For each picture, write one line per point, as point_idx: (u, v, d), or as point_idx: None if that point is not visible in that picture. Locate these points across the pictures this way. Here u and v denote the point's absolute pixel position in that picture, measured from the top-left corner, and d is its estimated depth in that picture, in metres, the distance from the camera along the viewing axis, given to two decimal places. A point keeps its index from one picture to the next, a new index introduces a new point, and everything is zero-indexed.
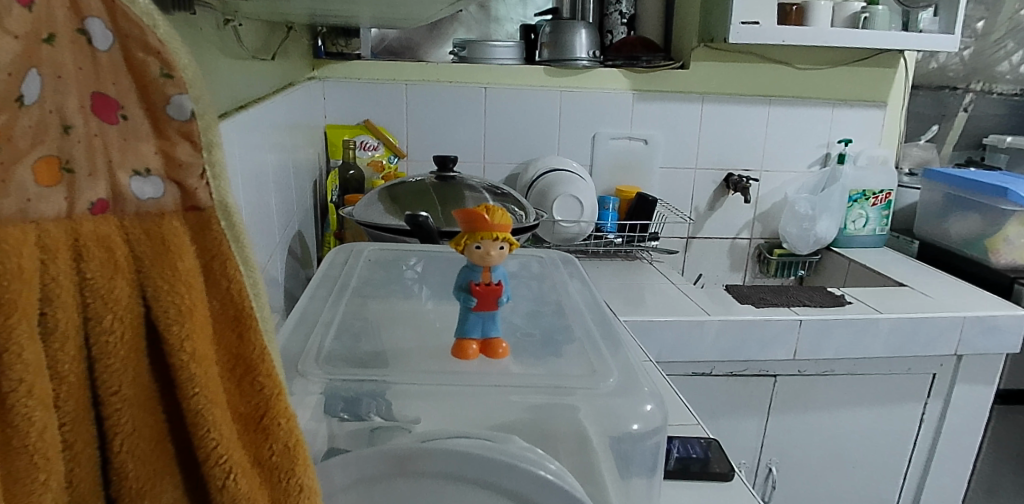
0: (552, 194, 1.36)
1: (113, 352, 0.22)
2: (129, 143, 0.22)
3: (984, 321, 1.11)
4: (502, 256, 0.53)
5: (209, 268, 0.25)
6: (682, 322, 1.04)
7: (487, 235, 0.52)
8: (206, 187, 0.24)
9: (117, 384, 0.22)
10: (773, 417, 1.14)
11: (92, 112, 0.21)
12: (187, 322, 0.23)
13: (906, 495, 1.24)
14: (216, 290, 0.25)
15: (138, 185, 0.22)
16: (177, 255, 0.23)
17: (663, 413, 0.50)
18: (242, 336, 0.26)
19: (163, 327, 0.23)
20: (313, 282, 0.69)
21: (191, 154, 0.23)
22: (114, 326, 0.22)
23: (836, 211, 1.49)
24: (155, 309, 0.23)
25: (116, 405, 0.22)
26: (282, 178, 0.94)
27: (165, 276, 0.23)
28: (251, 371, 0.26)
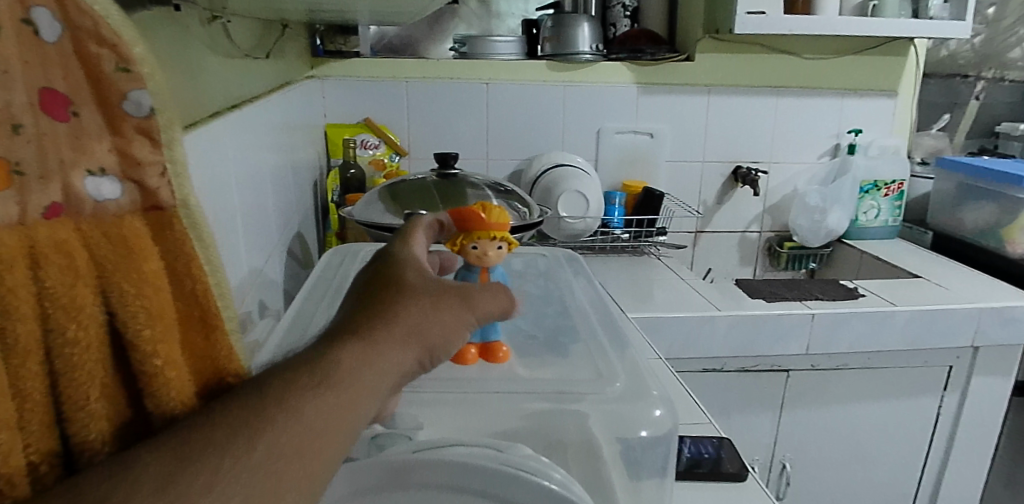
0: (557, 190, 1.34)
1: (81, 365, 0.21)
2: (81, 141, 0.21)
3: (1002, 312, 1.08)
4: (498, 257, 0.51)
5: (173, 269, 0.25)
6: (692, 318, 1.02)
7: (483, 234, 0.50)
8: (169, 186, 0.24)
9: (86, 397, 0.21)
10: (787, 412, 1.12)
11: (42, 109, 0.20)
12: (156, 326, 0.23)
13: (924, 490, 1.21)
14: (181, 291, 0.25)
15: (94, 185, 0.21)
16: (142, 258, 0.23)
17: (673, 418, 0.48)
18: (209, 337, 0.27)
19: (132, 332, 0.22)
20: (310, 285, 0.68)
21: (150, 152, 0.23)
22: (80, 337, 0.20)
23: (847, 202, 1.46)
24: (122, 314, 0.22)
25: (84, 420, 0.21)
26: (281, 179, 0.92)
27: (131, 280, 0.22)
28: (218, 373, 0.27)
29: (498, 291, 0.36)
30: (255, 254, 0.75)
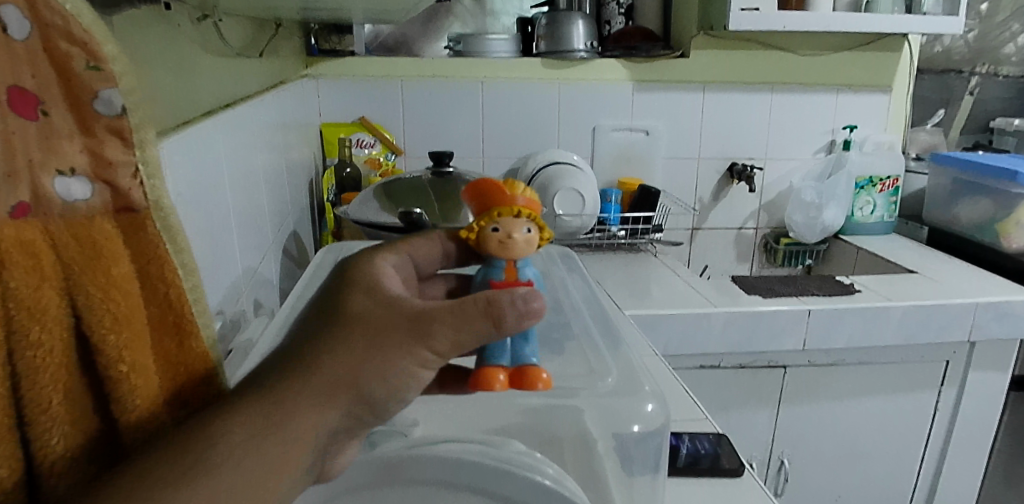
0: (553, 188, 1.34)
1: (44, 368, 0.21)
2: (51, 141, 0.21)
3: (998, 307, 1.09)
4: (530, 245, 0.40)
5: (146, 273, 0.24)
6: (688, 315, 1.02)
7: (506, 211, 0.40)
8: (141, 187, 0.23)
9: (48, 401, 0.21)
10: (784, 408, 1.12)
11: (11, 107, 0.19)
12: (124, 333, 0.23)
13: (922, 485, 1.21)
14: (154, 297, 0.24)
15: (62, 186, 0.21)
16: (110, 261, 0.23)
17: (666, 412, 0.48)
18: (182, 342, 0.26)
19: (99, 338, 0.22)
20: (302, 283, 0.68)
21: (121, 152, 0.22)
22: (43, 339, 0.21)
23: (843, 198, 1.46)
24: (89, 319, 0.22)
25: (45, 424, 0.21)
26: (275, 178, 0.92)
27: (98, 284, 0.22)
28: (194, 378, 0.26)
29: (495, 301, 0.29)
30: (249, 254, 0.74)
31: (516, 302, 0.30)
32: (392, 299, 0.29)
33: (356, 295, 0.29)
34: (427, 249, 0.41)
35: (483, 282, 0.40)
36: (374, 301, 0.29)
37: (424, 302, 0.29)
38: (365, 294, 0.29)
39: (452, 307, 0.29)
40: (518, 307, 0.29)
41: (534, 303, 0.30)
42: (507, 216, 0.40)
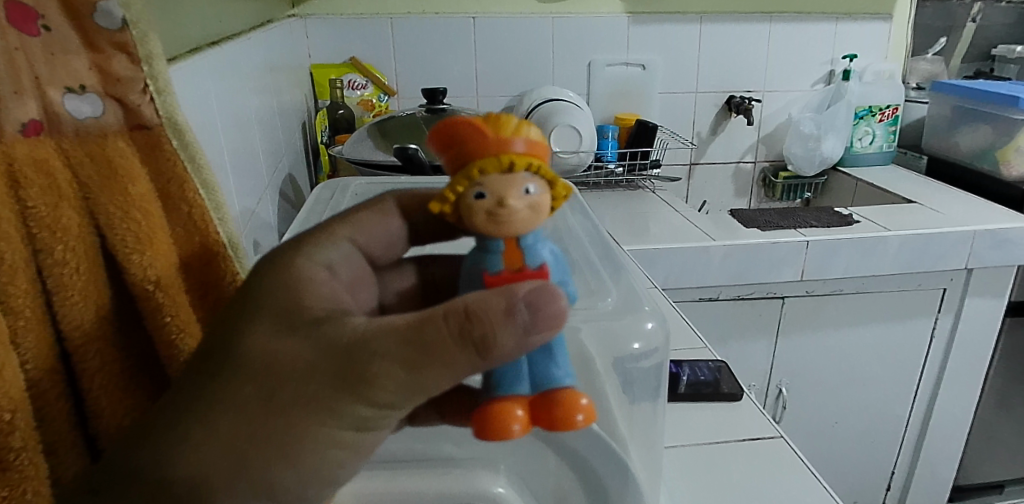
0: (549, 124, 1.32)
1: (73, 284, 0.23)
2: (58, 57, 0.23)
3: (996, 234, 1.09)
4: (536, 212, 0.30)
5: (164, 189, 0.28)
6: (687, 249, 1.02)
7: (491, 167, 0.30)
8: (151, 103, 0.26)
9: (80, 316, 0.24)
10: (783, 338, 1.13)
11: (14, 24, 0.21)
12: (146, 249, 0.26)
13: (917, 410, 1.24)
14: (178, 215, 0.28)
15: (73, 103, 0.24)
16: (128, 180, 0.25)
17: (664, 333, 0.47)
18: (205, 258, 0.30)
19: (123, 255, 0.25)
20: (299, 219, 0.68)
21: (128, 66, 0.25)
22: (67, 258, 0.23)
23: (842, 129, 1.45)
24: (111, 235, 0.25)
25: (82, 335, 0.24)
26: (267, 119, 0.90)
27: (115, 200, 0.25)
28: (208, 283, 0.31)
29: (473, 311, 0.27)
30: (246, 195, 0.73)
31: (523, 307, 0.27)
32: (315, 327, 0.28)
33: (265, 326, 0.28)
34: (384, 226, 0.37)
35: (478, 272, 0.32)
36: (289, 333, 0.28)
37: (366, 326, 0.28)
38: (280, 322, 0.28)
39: (404, 333, 0.27)
40: (517, 309, 0.27)
41: (547, 306, 0.28)
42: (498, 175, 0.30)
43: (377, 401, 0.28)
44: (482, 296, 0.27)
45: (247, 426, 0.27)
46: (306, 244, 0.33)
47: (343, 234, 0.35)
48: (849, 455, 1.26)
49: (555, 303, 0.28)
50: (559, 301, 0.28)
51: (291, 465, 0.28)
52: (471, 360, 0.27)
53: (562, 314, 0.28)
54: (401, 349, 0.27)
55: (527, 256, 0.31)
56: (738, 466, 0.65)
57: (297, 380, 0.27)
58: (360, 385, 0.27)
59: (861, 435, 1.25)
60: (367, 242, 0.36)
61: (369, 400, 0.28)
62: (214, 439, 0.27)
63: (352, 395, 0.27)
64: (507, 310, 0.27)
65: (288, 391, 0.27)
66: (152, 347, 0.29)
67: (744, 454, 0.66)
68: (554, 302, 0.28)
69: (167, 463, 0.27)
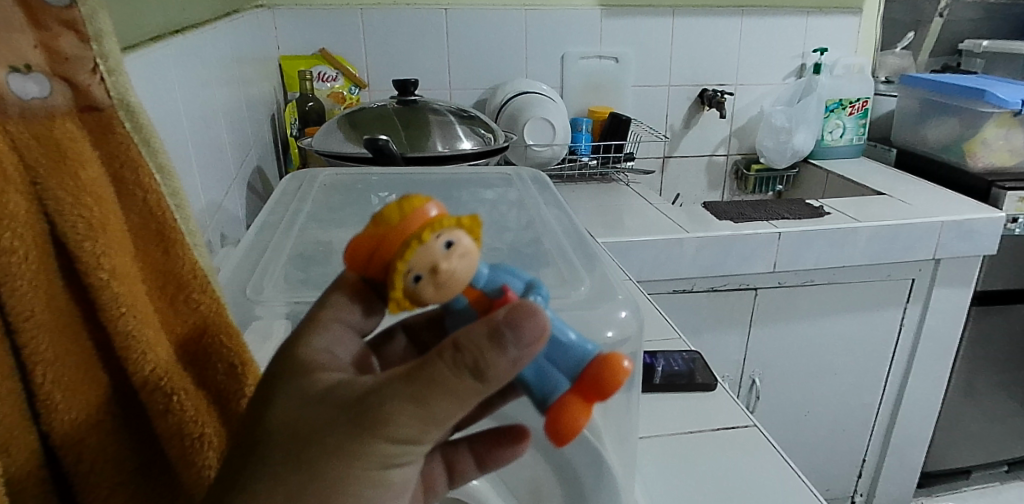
0: (523, 117, 1.31)
1: (19, 274, 0.21)
2: (5, 36, 0.20)
3: (963, 225, 1.11)
4: (470, 254, 0.25)
5: (120, 177, 0.25)
6: (661, 240, 1.02)
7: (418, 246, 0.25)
8: (101, 84, 0.23)
9: (29, 308, 0.21)
10: (756, 329, 1.14)
11: None
12: (100, 238, 0.23)
13: (886, 398, 1.26)
14: (133, 204, 0.25)
15: (19, 84, 0.21)
16: (77, 163, 0.23)
17: (639, 323, 0.46)
18: (167, 250, 0.27)
19: (74, 244, 0.22)
20: (266, 208, 0.66)
21: (76, 45, 0.22)
22: (14, 244, 0.21)
23: (813, 122, 1.46)
24: (61, 223, 0.22)
25: (31, 332, 0.22)
26: (234, 111, 0.87)
27: (65, 186, 0.22)
28: (181, 287, 0.27)
29: (460, 342, 0.23)
30: (211, 187, 0.71)
31: (507, 328, 0.24)
32: (327, 394, 0.25)
33: (282, 400, 0.26)
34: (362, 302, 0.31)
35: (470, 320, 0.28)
36: (305, 402, 0.25)
37: (373, 377, 0.25)
38: (294, 399, 0.25)
39: (403, 378, 0.24)
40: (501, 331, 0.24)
41: (527, 323, 0.24)
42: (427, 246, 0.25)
43: (399, 437, 0.24)
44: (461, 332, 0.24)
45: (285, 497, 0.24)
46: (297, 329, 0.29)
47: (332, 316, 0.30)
48: (820, 444, 1.28)
49: (537, 316, 0.24)
50: (537, 312, 0.24)
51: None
52: (473, 387, 0.24)
53: (545, 326, 0.24)
54: (403, 387, 0.24)
55: (488, 292, 0.28)
56: (714, 456, 0.64)
57: (320, 441, 0.24)
58: (373, 426, 0.24)
59: (832, 424, 1.26)
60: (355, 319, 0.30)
61: (389, 440, 0.24)
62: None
63: (370, 437, 0.24)
64: (494, 334, 0.23)
65: (311, 451, 0.24)
66: (124, 375, 0.26)
67: (719, 444, 0.66)
68: (534, 316, 0.24)
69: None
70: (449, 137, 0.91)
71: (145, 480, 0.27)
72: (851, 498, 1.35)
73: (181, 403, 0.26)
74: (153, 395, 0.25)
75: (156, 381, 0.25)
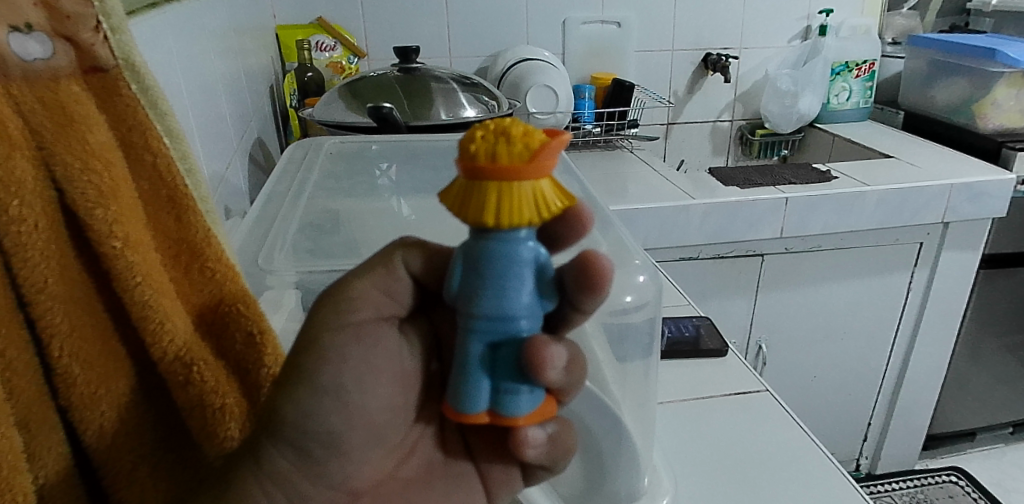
0: (525, 85, 1.29)
1: (31, 244, 0.20)
2: None
3: (972, 187, 1.10)
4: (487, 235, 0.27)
5: (128, 141, 0.24)
6: (667, 207, 1.01)
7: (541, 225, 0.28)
8: (105, 43, 0.22)
9: (42, 280, 0.21)
10: (762, 295, 1.14)
11: None
12: (111, 206, 0.22)
13: (892, 362, 1.27)
14: (143, 169, 0.24)
15: (20, 43, 0.20)
16: (84, 127, 0.22)
17: (657, 288, 0.46)
18: (180, 218, 0.26)
19: (86, 213, 0.22)
20: (272, 177, 0.65)
21: (78, 4, 0.21)
22: (25, 214, 0.20)
23: (819, 85, 1.44)
24: (71, 191, 0.21)
25: (45, 305, 0.21)
26: (233, 82, 0.85)
27: (74, 152, 0.21)
28: (196, 255, 0.27)
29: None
30: (214, 158, 0.70)
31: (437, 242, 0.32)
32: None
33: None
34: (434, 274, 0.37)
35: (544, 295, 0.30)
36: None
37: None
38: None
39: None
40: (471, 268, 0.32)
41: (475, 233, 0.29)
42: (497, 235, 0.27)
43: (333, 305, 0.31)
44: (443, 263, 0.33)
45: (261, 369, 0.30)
46: None
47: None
48: (825, 407, 1.29)
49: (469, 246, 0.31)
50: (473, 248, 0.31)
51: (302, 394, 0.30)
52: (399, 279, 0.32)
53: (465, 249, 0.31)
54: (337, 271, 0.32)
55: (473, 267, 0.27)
56: (727, 421, 0.64)
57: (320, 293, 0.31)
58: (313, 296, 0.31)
59: (837, 388, 1.27)
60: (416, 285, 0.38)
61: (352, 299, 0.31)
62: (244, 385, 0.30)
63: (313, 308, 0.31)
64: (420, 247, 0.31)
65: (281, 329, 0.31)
66: (142, 345, 0.25)
67: (732, 409, 0.66)
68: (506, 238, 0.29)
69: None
70: (453, 105, 0.90)
71: (165, 451, 0.27)
72: (856, 460, 1.37)
73: (201, 374, 0.26)
74: (171, 366, 0.25)
75: (173, 351, 0.25)
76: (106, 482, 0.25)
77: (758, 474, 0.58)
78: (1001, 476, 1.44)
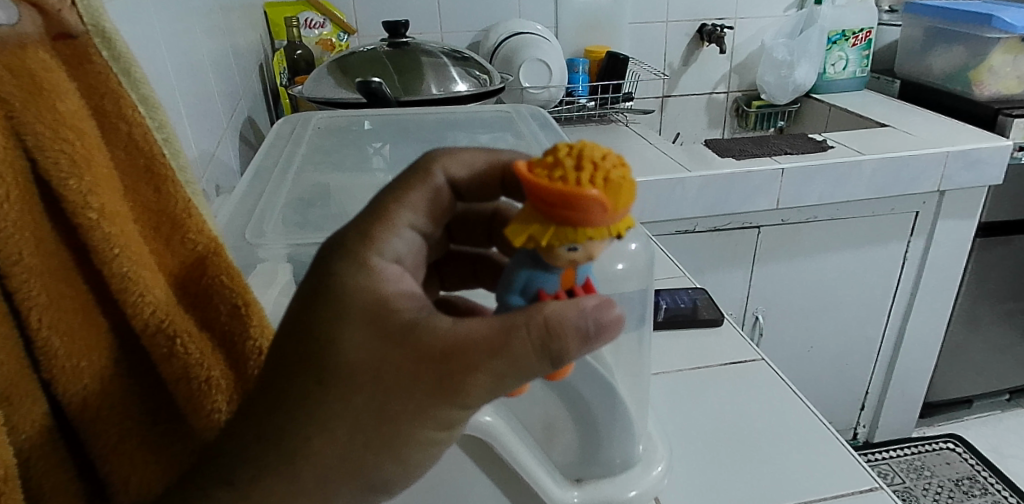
0: (517, 59, 1.27)
1: (4, 215, 0.20)
2: None
3: (969, 155, 1.09)
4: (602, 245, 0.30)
5: (101, 109, 0.23)
6: (663, 180, 1.01)
7: (597, 234, 0.28)
8: (73, 8, 0.22)
9: (17, 252, 0.20)
10: (759, 267, 1.14)
11: None
12: (85, 177, 0.22)
13: (889, 331, 1.27)
14: (117, 138, 0.24)
15: None
16: (54, 95, 0.21)
17: (650, 256, 0.45)
18: (159, 189, 0.25)
19: (58, 183, 0.21)
20: (261, 151, 0.64)
21: None
22: None
23: (815, 55, 1.41)
24: (43, 160, 0.21)
25: (22, 277, 0.20)
26: (221, 60, 0.84)
27: (45, 121, 0.20)
28: (178, 227, 0.26)
29: (553, 322, 0.27)
30: (203, 137, 0.69)
31: (595, 331, 0.28)
32: (410, 333, 0.27)
33: (361, 330, 0.27)
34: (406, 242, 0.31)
35: (533, 291, 0.30)
36: (383, 340, 0.27)
37: (454, 329, 0.27)
38: (376, 329, 0.27)
39: (493, 339, 0.27)
40: (585, 323, 0.28)
41: (608, 321, 0.28)
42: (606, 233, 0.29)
43: (470, 400, 0.29)
44: (568, 326, 0.27)
45: (359, 434, 0.28)
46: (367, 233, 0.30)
47: (405, 217, 0.31)
48: (822, 377, 1.30)
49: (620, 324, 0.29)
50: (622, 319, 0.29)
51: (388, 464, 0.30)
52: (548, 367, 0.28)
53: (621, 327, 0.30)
54: (491, 360, 0.27)
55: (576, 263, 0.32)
56: (725, 391, 0.64)
57: (407, 384, 0.27)
58: (455, 388, 0.28)
59: (834, 358, 1.28)
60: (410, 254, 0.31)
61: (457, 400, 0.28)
62: (333, 447, 0.28)
63: (449, 402, 0.28)
64: (581, 335, 0.28)
65: (390, 405, 0.28)
66: (123, 321, 0.25)
67: (729, 380, 0.66)
68: (614, 315, 0.29)
69: (292, 475, 0.27)
70: (444, 79, 0.89)
71: (152, 425, 0.27)
72: (854, 429, 1.38)
73: (185, 347, 0.26)
74: (155, 338, 0.25)
75: (156, 323, 0.24)
76: (93, 456, 0.25)
77: (754, 444, 0.59)
78: (998, 442, 1.45)
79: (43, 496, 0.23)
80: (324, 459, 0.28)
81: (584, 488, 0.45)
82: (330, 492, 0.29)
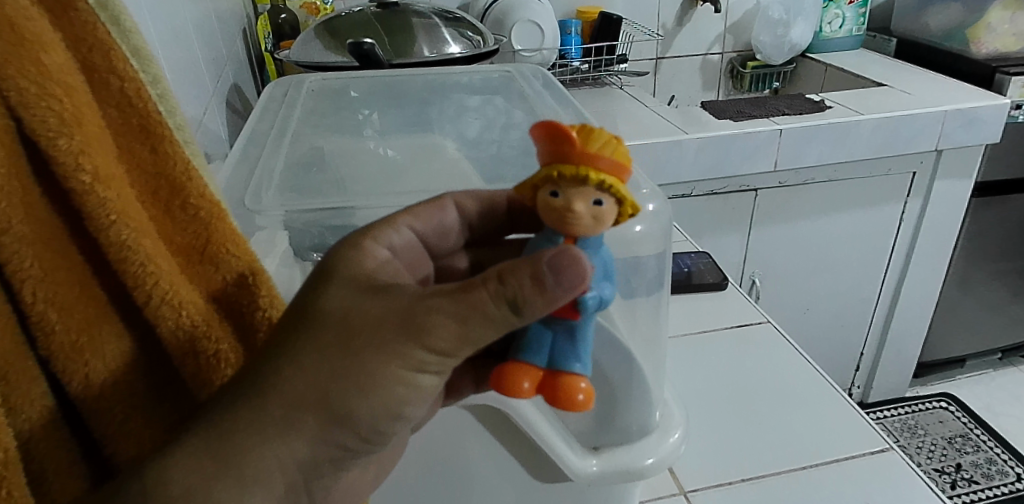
0: (509, 21, 1.23)
1: None
2: None
3: (968, 113, 1.08)
4: (603, 221, 0.28)
5: (89, 62, 0.21)
6: (661, 144, 0.99)
7: (569, 171, 0.28)
8: None
9: (7, 218, 0.18)
10: (755, 231, 1.14)
11: None
12: (76, 135, 0.20)
13: (884, 292, 1.28)
14: (109, 95, 0.22)
15: None
16: (39, 47, 0.19)
17: (666, 219, 0.43)
18: (156, 149, 0.23)
19: (46, 143, 0.19)
20: (254, 116, 0.62)
21: None
22: None
23: (811, 13, 1.38)
24: (28, 118, 0.19)
25: (13, 247, 0.19)
26: (203, 21, 0.80)
27: (30, 76, 0.19)
28: (177, 191, 0.24)
29: (505, 274, 0.26)
30: (189, 103, 0.66)
31: (551, 273, 0.26)
32: (383, 290, 0.28)
33: (340, 286, 0.28)
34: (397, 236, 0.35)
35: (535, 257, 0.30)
36: (360, 294, 0.28)
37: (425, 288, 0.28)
38: (354, 288, 0.28)
39: (452, 288, 0.27)
40: (541, 266, 0.26)
41: (568, 272, 0.26)
42: (602, 194, 0.28)
43: (439, 348, 0.27)
44: (518, 274, 0.26)
45: (328, 370, 0.26)
46: (372, 229, 0.34)
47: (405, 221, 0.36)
48: (816, 338, 1.31)
49: (579, 269, 0.26)
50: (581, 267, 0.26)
51: (348, 420, 0.27)
52: (512, 312, 0.26)
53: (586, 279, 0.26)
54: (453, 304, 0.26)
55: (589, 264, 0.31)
56: (733, 353, 0.64)
57: (372, 330, 0.27)
58: (419, 331, 0.26)
59: (829, 320, 1.29)
60: (424, 229, 0.37)
61: (427, 349, 0.27)
62: (300, 378, 0.26)
63: (415, 345, 0.27)
64: (539, 281, 0.26)
65: (359, 340, 0.27)
66: (118, 288, 0.23)
67: (736, 342, 0.66)
68: (577, 266, 0.26)
69: (257, 406, 0.26)
70: (437, 41, 0.86)
71: (157, 401, 0.26)
72: (849, 389, 1.40)
73: (190, 318, 0.24)
74: (158, 310, 0.23)
75: (161, 294, 0.23)
76: (98, 434, 0.23)
77: (762, 404, 0.59)
78: (990, 400, 1.48)
79: (48, 477, 0.22)
80: (290, 394, 0.26)
81: (602, 456, 0.44)
82: (294, 423, 0.27)
